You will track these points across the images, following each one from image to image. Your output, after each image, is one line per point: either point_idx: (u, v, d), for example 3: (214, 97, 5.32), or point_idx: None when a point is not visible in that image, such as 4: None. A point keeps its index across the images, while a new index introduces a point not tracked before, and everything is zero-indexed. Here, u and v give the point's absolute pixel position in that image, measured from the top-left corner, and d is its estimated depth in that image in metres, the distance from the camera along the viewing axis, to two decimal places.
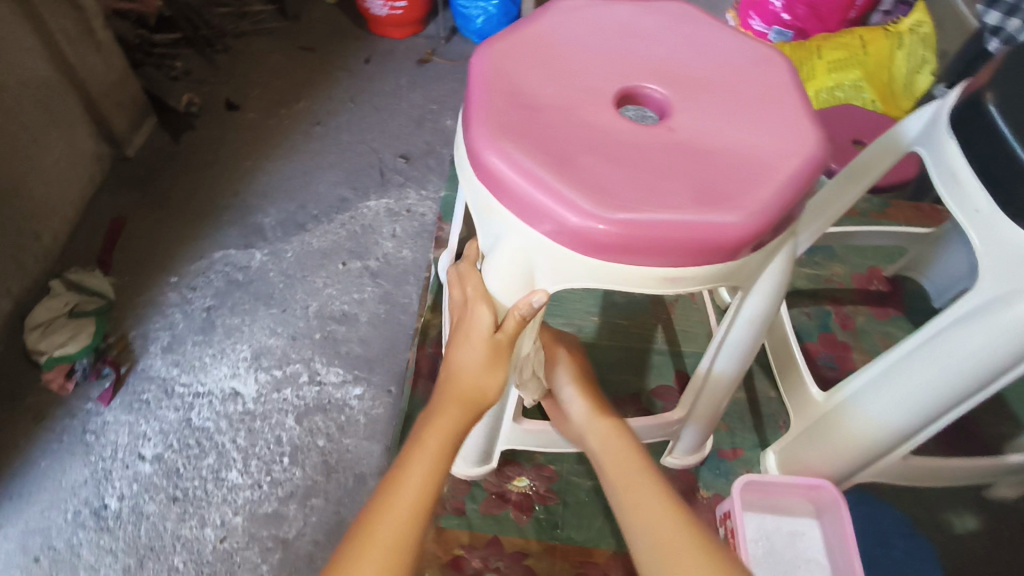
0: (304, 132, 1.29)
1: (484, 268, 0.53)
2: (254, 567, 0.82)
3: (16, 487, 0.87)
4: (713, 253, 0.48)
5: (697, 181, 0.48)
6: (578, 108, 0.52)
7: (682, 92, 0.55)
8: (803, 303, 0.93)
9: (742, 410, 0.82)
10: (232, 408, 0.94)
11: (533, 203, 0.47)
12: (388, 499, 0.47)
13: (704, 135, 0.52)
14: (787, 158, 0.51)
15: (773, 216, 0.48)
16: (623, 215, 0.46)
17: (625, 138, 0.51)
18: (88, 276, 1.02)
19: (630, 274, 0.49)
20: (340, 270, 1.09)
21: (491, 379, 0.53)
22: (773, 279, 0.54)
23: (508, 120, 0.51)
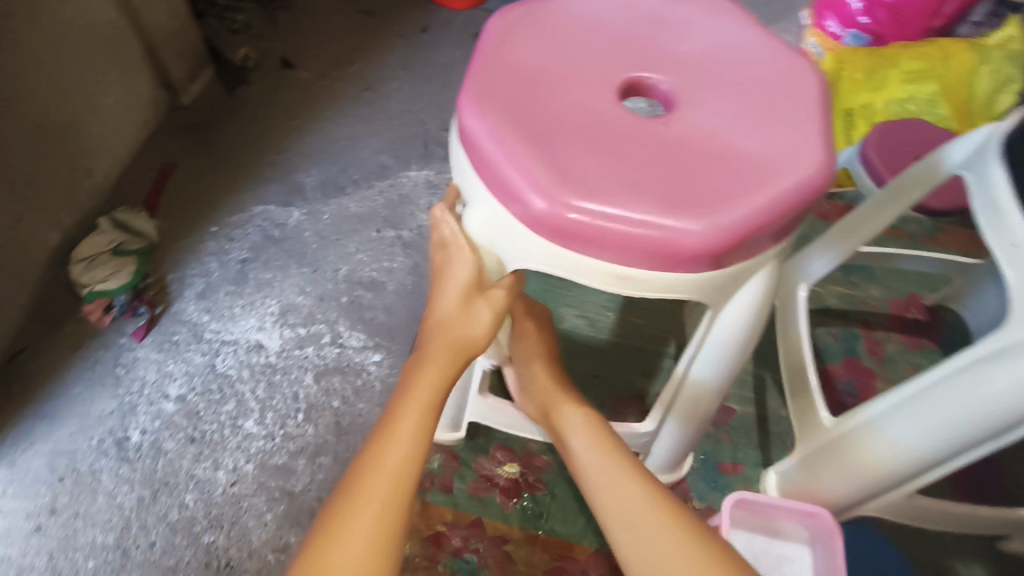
0: (353, 97, 1.29)
1: (467, 217, 0.53)
2: (259, 515, 0.85)
3: (49, 409, 0.92)
4: (666, 260, 0.45)
5: (671, 182, 0.46)
6: (572, 87, 0.51)
7: (692, 86, 0.53)
8: (832, 322, 0.89)
9: (749, 425, 0.80)
10: (255, 359, 0.97)
11: (499, 173, 0.47)
12: (379, 454, 0.47)
13: (698, 132, 0.49)
14: (779, 172, 0.47)
15: (741, 234, 0.45)
16: (580, 203, 0.45)
17: (610, 123, 0.49)
18: (135, 216, 1.06)
19: (588, 267, 0.47)
20: (374, 237, 1.10)
21: (472, 323, 0.53)
22: (747, 296, 0.51)
23: (498, 89, 0.50)
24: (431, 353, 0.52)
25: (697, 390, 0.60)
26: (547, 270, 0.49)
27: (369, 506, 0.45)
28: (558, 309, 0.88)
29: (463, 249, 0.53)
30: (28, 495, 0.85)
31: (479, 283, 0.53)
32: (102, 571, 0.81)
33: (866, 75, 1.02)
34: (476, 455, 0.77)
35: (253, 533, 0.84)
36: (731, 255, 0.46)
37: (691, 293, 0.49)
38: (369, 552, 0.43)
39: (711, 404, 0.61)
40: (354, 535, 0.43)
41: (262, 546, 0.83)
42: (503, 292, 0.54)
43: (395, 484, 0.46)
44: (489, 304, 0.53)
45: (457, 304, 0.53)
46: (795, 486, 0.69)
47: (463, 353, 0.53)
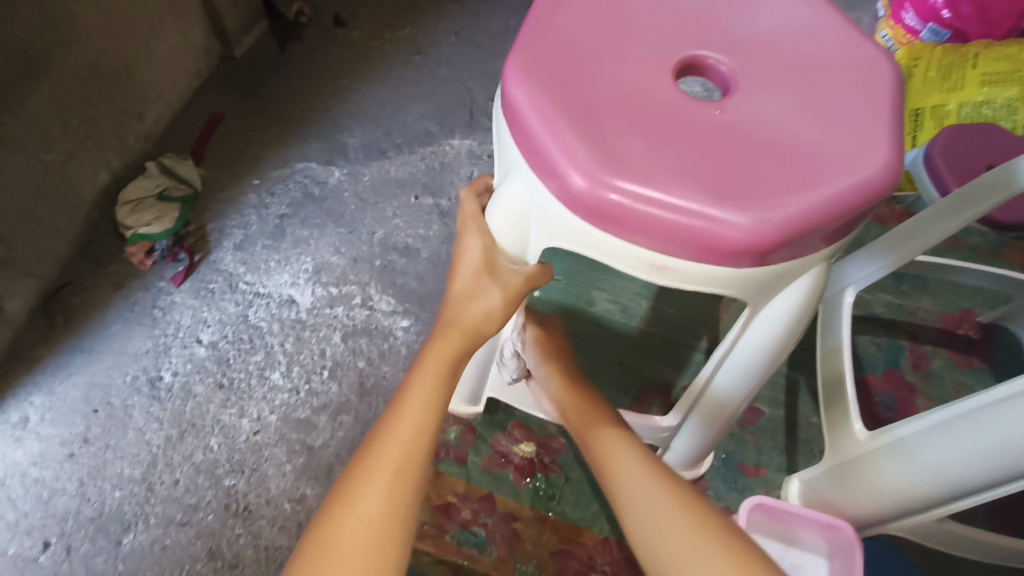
0: (403, 60, 1.28)
1: (500, 191, 0.51)
2: (279, 465, 0.87)
3: (88, 343, 0.95)
4: (707, 251, 0.43)
5: (720, 170, 0.44)
6: (625, 61, 0.49)
7: (754, 70, 0.50)
8: (876, 332, 0.86)
9: (776, 428, 0.78)
10: (286, 314, 0.98)
11: (540, 146, 0.45)
12: (394, 422, 0.48)
13: (754, 119, 0.47)
14: (837, 168, 0.45)
15: (791, 231, 0.43)
16: (621, 184, 0.43)
17: (661, 102, 0.47)
18: (181, 164, 1.08)
19: (621, 251, 0.46)
20: (412, 203, 1.10)
21: (481, 302, 0.53)
22: (789, 300, 0.49)
23: (546, 58, 0.48)
24: (443, 331, 0.53)
25: (723, 394, 0.58)
26: (578, 251, 0.48)
27: (381, 478, 0.45)
28: (590, 291, 0.87)
29: (476, 233, 0.53)
30: (64, 423, 0.89)
31: (492, 266, 0.53)
32: (127, 502, 0.84)
33: (938, 74, 0.96)
34: (493, 431, 0.77)
35: (272, 482, 0.86)
36: (777, 253, 0.44)
37: (729, 291, 0.47)
38: (381, 523, 0.43)
39: (735, 408, 0.59)
40: (367, 507, 0.43)
41: (279, 495, 0.85)
42: (519, 277, 0.53)
43: (408, 455, 0.46)
44: (500, 287, 0.53)
45: (468, 283, 0.53)
46: (819, 498, 0.67)
47: (472, 332, 0.53)
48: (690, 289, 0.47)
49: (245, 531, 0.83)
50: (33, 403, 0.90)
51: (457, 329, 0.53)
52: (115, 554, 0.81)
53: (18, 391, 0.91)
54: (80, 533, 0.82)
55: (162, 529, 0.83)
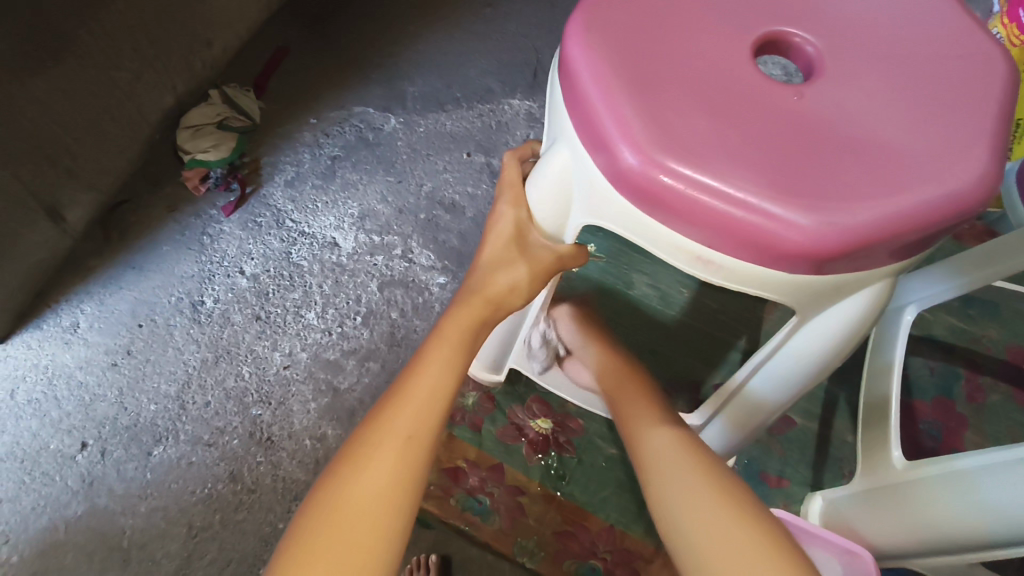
0: (473, 11, 1.25)
1: (545, 159, 0.49)
2: (304, 401, 0.89)
3: (138, 261, 0.98)
4: (759, 251, 0.40)
5: (788, 163, 0.40)
6: (699, 31, 0.45)
7: (843, 55, 0.45)
8: (932, 355, 0.80)
9: (807, 441, 0.75)
10: (327, 256, 0.99)
11: (595, 116, 0.43)
12: (411, 384, 0.47)
13: (834, 110, 0.43)
14: (922, 177, 0.40)
15: (857, 240, 0.39)
16: (675, 167, 0.40)
17: (733, 81, 0.43)
18: (242, 95, 1.08)
19: (665, 239, 0.43)
20: (463, 159, 1.08)
21: (505, 274, 0.52)
22: (843, 314, 0.46)
23: (615, 19, 0.45)
24: (466, 297, 0.52)
25: (755, 403, 0.56)
26: (619, 232, 0.45)
27: (394, 442, 0.44)
28: (631, 273, 0.84)
29: (510, 205, 0.53)
30: (110, 333, 0.93)
31: (523, 239, 0.52)
32: (161, 417, 0.88)
33: None
34: (511, 402, 0.76)
35: (295, 417, 0.88)
36: (838, 262, 0.40)
37: (778, 297, 0.44)
38: (389, 490, 0.42)
39: (765, 419, 0.57)
40: (377, 469, 0.43)
41: (301, 431, 0.87)
42: (551, 255, 0.52)
43: (421, 421, 0.45)
44: (528, 261, 0.52)
45: (497, 252, 0.52)
46: (844, 520, 0.64)
47: (493, 302, 0.52)
48: (733, 288, 0.44)
49: (266, 459, 0.85)
50: (84, 310, 0.94)
51: (479, 297, 0.52)
52: (145, 463, 0.85)
53: (72, 298, 0.95)
54: (115, 439, 0.86)
55: (189, 447, 0.86)
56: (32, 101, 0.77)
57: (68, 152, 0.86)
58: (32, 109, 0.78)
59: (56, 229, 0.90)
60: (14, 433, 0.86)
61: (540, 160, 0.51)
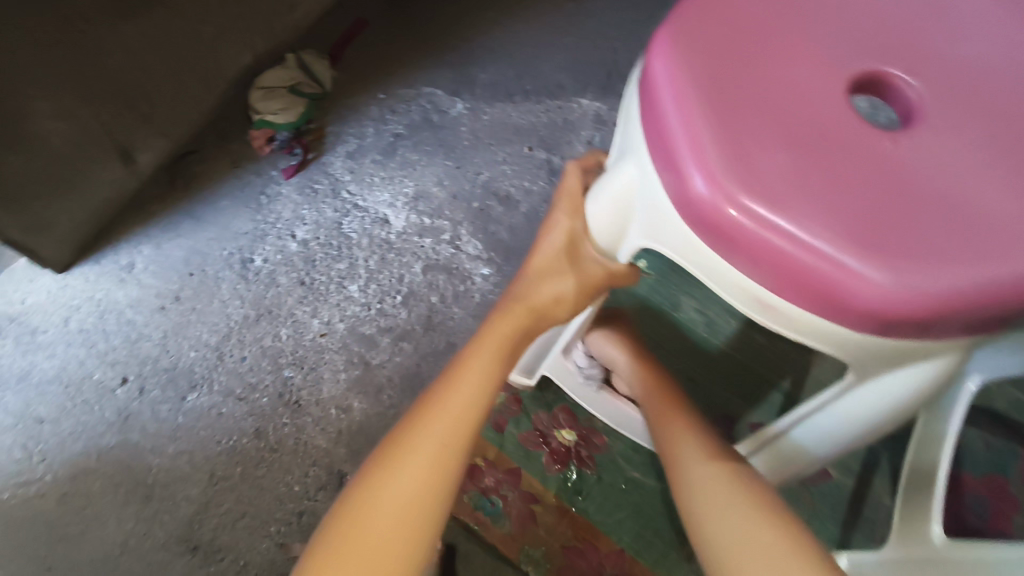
0: (555, 4, 1.23)
1: (609, 172, 0.48)
2: (335, 371, 0.90)
3: (198, 212, 1.01)
4: (825, 302, 0.38)
5: (870, 213, 0.38)
6: (792, 58, 0.42)
7: (944, 103, 0.42)
8: (989, 428, 0.76)
9: (838, 497, 0.72)
10: (377, 232, 0.99)
11: (668, 136, 0.41)
12: (449, 390, 0.47)
13: (926, 161, 0.40)
14: (1013, 247, 0.37)
15: (934, 305, 0.37)
16: (746, 201, 0.38)
17: (820, 116, 0.41)
18: (317, 62, 1.09)
19: (725, 276, 0.41)
20: (524, 153, 1.07)
21: (551, 285, 0.52)
22: (909, 379, 0.43)
23: (703, 36, 0.43)
24: (510, 304, 0.53)
25: (800, 449, 0.54)
26: (676, 260, 0.44)
27: (429, 448, 0.44)
28: (678, 295, 0.82)
29: (565, 215, 0.52)
30: (162, 277, 0.96)
31: (574, 251, 0.51)
32: (198, 364, 0.90)
33: None
34: (538, 407, 0.75)
35: (325, 384, 0.89)
36: (909, 326, 0.38)
37: (838, 352, 0.41)
38: (424, 489, 0.42)
39: (807, 467, 0.55)
40: (410, 476, 0.43)
41: (328, 399, 0.88)
42: (601, 270, 0.51)
43: (455, 429, 0.45)
44: (577, 275, 0.52)
45: (547, 261, 0.53)
46: None
47: (538, 312, 0.52)
48: (785, 334, 0.42)
49: (292, 422, 0.87)
50: (141, 252, 0.97)
51: (523, 305, 0.52)
52: (178, 407, 0.87)
53: (132, 239, 0.98)
54: (154, 379, 0.89)
55: (221, 398, 0.88)
56: (119, 44, 0.80)
57: (145, 97, 0.88)
58: (118, 52, 0.80)
59: (126, 169, 0.93)
60: (63, 358, 0.90)
61: (603, 172, 0.49)
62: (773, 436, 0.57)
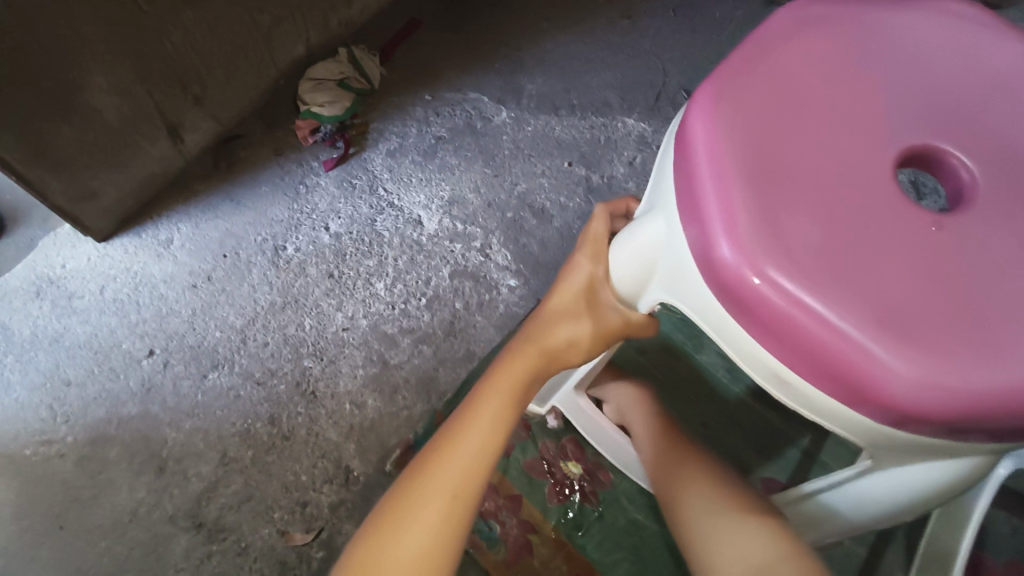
0: (611, 20, 1.22)
1: (638, 222, 0.46)
2: (353, 366, 0.90)
3: (239, 196, 1.02)
4: (847, 388, 0.36)
5: (904, 300, 0.36)
6: (842, 124, 0.41)
7: (1001, 187, 0.40)
8: (1019, 511, 0.73)
9: (850, 564, 0.69)
10: (409, 233, 1.00)
11: (700, 193, 0.40)
12: (457, 440, 0.46)
13: (973, 251, 0.38)
14: None
15: (962, 406, 0.35)
16: (773, 272, 0.37)
17: (864, 190, 0.39)
18: (368, 59, 1.10)
19: (744, 347, 0.40)
20: (564, 168, 1.06)
21: (566, 332, 0.51)
22: (936, 471, 0.41)
23: (749, 93, 0.41)
24: (523, 345, 0.52)
25: (822, 514, 0.53)
26: (696, 319, 0.43)
27: (437, 500, 0.43)
28: (703, 335, 0.80)
29: (587, 261, 0.51)
30: (197, 257, 0.97)
31: (593, 298, 0.50)
32: (223, 345, 0.92)
33: None
34: (546, 436, 0.74)
35: (342, 379, 0.90)
36: (933, 425, 0.36)
37: (854, 436, 0.40)
38: (432, 545, 0.42)
39: (839, 528, 0.52)
40: (418, 532, 0.42)
41: (343, 394, 0.89)
42: (619, 320, 0.50)
43: (466, 482, 0.44)
44: (594, 322, 0.50)
45: (564, 305, 0.52)
46: None
47: (550, 355, 0.52)
48: (802, 413, 0.40)
49: (306, 412, 0.87)
50: (180, 230, 0.99)
51: (535, 347, 0.52)
52: (198, 384, 0.89)
53: (173, 215, 1.00)
54: (178, 354, 0.91)
55: (240, 380, 0.89)
56: (179, 27, 0.81)
57: (199, 80, 0.90)
58: (176, 34, 0.82)
59: (173, 147, 0.95)
60: (95, 324, 0.92)
61: (631, 221, 0.48)
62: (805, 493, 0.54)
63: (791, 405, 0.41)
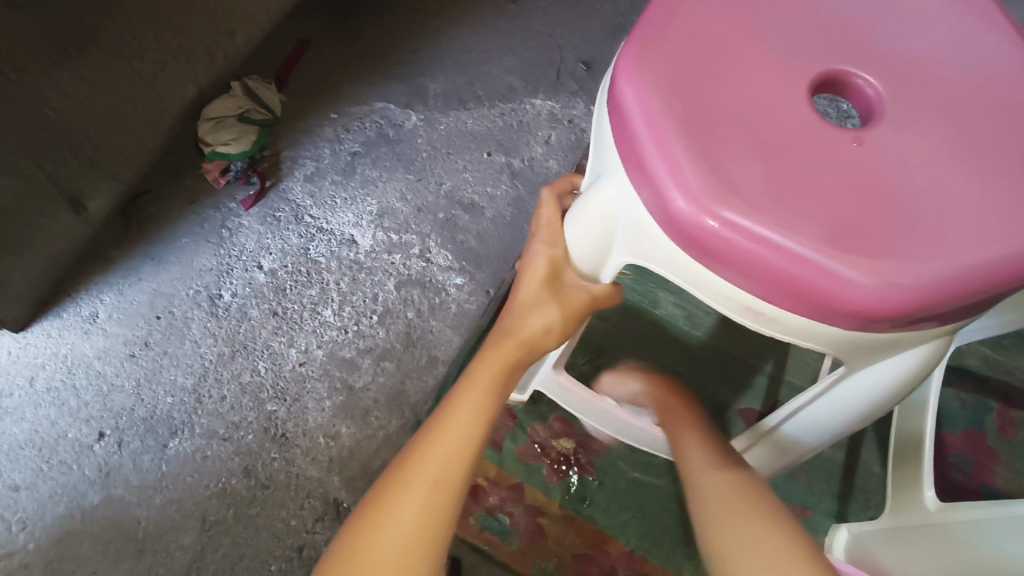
0: (498, 7, 1.23)
1: (588, 194, 0.48)
2: (319, 399, 0.89)
3: (158, 252, 0.98)
4: (813, 305, 0.40)
5: (846, 215, 0.39)
6: (754, 68, 0.44)
7: (901, 99, 0.44)
8: (963, 386, 0.80)
9: (832, 470, 0.75)
10: (345, 254, 0.98)
11: (643, 154, 0.42)
12: (440, 432, 0.46)
13: (894, 160, 0.41)
14: (982, 240, 0.39)
15: (915, 299, 0.38)
16: (726, 213, 0.39)
17: (787, 123, 0.42)
18: (264, 88, 1.06)
19: (713, 288, 0.43)
20: (483, 159, 1.07)
21: (537, 318, 0.52)
22: (899, 363, 0.46)
23: (668, 54, 0.44)
24: (500, 339, 0.53)
25: (794, 441, 0.57)
26: (664, 275, 0.45)
27: (420, 488, 0.43)
28: (656, 291, 0.84)
29: (545, 247, 0.54)
30: (128, 325, 0.93)
31: (558, 281, 0.53)
32: (177, 409, 0.88)
33: None
34: (533, 420, 0.75)
35: (310, 414, 0.88)
36: (892, 321, 0.39)
37: (825, 347, 0.43)
38: (420, 528, 0.41)
39: (810, 449, 0.57)
40: (401, 518, 0.41)
41: (315, 428, 0.87)
42: (586, 297, 0.53)
43: (449, 470, 0.44)
44: (562, 304, 0.52)
45: (531, 294, 0.53)
46: (867, 550, 0.64)
47: (527, 346, 0.52)
48: (777, 337, 0.43)
49: (280, 456, 0.85)
50: (103, 301, 0.94)
51: (513, 339, 0.52)
52: (160, 455, 0.85)
53: (92, 288, 0.95)
54: (132, 430, 0.87)
55: (204, 441, 0.86)
56: (57, 91, 0.76)
57: (90, 143, 0.85)
58: (56, 99, 0.77)
59: (77, 219, 0.90)
60: (33, 420, 0.86)
61: (580, 195, 0.50)
62: (768, 429, 0.59)
63: (764, 332, 0.44)
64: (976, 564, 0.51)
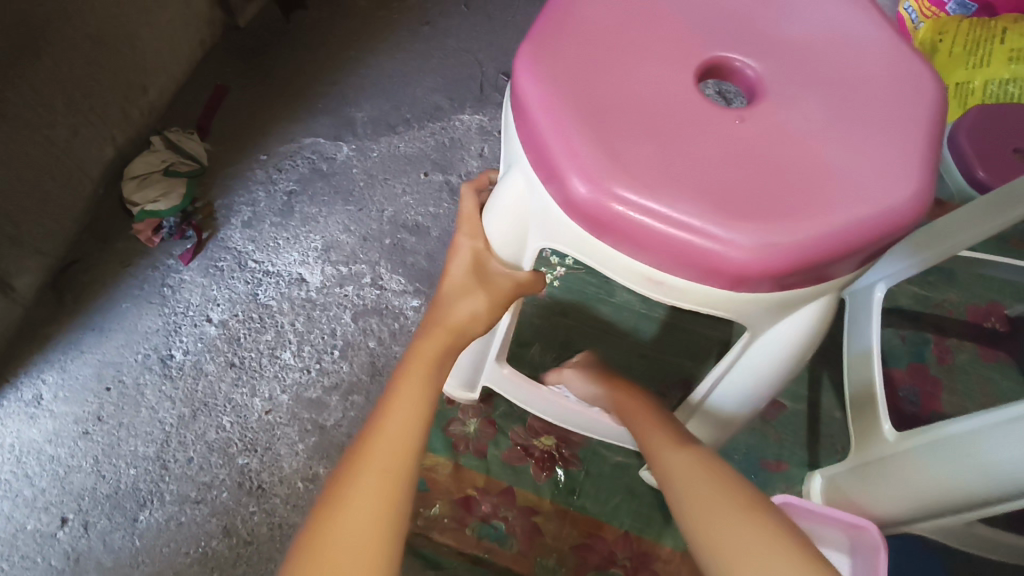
0: (412, 30, 1.24)
1: (501, 188, 0.51)
2: (291, 443, 0.87)
3: (99, 320, 0.94)
4: (704, 270, 0.42)
5: (732, 183, 0.43)
6: (645, 59, 0.47)
7: (782, 74, 0.48)
8: (902, 324, 0.86)
9: (798, 422, 0.79)
10: (296, 293, 0.97)
11: (545, 146, 0.44)
12: (383, 423, 0.47)
13: (778, 130, 0.45)
14: (856, 198, 0.43)
15: (794, 254, 0.42)
16: (624, 193, 0.42)
17: (674, 107, 0.45)
18: (186, 139, 1.04)
19: (618, 265, 0.45)
20: (421, 179, 1.08)
21: (461, 306, 0.54)
22: (798, 321, 0.49)
23: (565, 53, 0.47)
24: (429, 328, 0.53)
25: (722, 411, 0.59)
26: (575, 256, 0.47)
27: (371, 479, 0.43)
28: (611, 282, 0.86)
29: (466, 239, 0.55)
30: (77, 401, 0.89)
31: (482, 271, 0.54)
32: (143, 480, 0.85)
33: (965, 49, 0.92)
34: (513, 424, 0.77)
35: (285, 460, 0.86)
36: (778, 279, 0.43)
37: (727, 313, 0.46)
38: (376, 519, 0.41)
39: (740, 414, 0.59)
40: (356, 512, 0.41)
41: (292, 474, 0.85)
42: (510, 282, 0.54)
43: (397, 458, 0.44)
44: (487, 290, 0.54)
45: (458, 285, 0.55)
46: (842, 493, 0.69)
47: (456, 331, 0.53)
48: (683, 306, 0.46)
49: (259, 508, 0.83)
50: (46, 380, 0.90)
51: (442, 328, 0.53)
52: (132, 530, 0.82)
53: (32, 369, 0.90)
54: (96, 509, 0.83)
55: (177, 507, 0.83)
56: None
57: (7, 220, 0.82)
58: None
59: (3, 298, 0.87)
60: None
61: (495, 188, 0.52)
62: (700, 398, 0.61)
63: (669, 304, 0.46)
64: (928, 492, 0.58)
